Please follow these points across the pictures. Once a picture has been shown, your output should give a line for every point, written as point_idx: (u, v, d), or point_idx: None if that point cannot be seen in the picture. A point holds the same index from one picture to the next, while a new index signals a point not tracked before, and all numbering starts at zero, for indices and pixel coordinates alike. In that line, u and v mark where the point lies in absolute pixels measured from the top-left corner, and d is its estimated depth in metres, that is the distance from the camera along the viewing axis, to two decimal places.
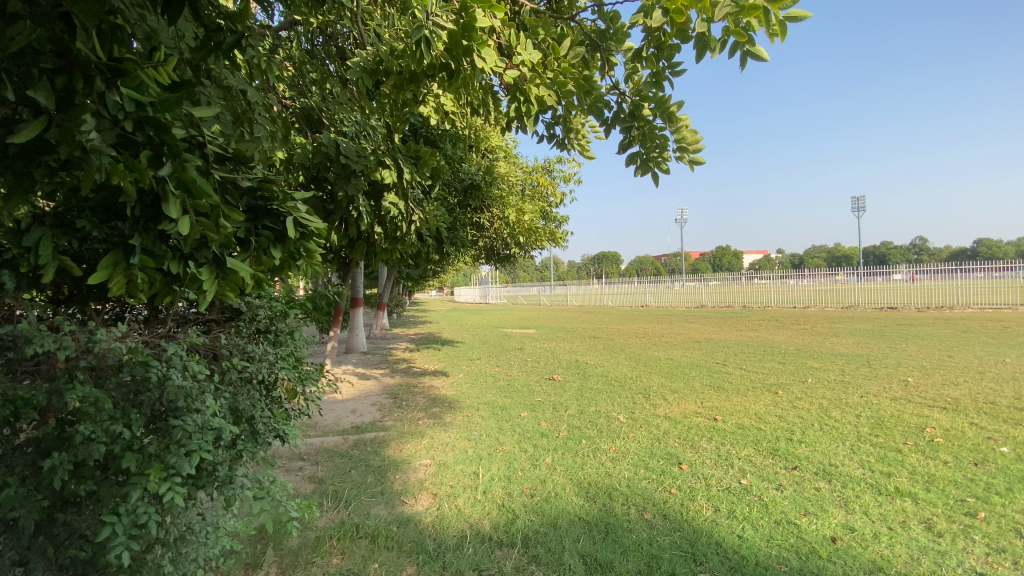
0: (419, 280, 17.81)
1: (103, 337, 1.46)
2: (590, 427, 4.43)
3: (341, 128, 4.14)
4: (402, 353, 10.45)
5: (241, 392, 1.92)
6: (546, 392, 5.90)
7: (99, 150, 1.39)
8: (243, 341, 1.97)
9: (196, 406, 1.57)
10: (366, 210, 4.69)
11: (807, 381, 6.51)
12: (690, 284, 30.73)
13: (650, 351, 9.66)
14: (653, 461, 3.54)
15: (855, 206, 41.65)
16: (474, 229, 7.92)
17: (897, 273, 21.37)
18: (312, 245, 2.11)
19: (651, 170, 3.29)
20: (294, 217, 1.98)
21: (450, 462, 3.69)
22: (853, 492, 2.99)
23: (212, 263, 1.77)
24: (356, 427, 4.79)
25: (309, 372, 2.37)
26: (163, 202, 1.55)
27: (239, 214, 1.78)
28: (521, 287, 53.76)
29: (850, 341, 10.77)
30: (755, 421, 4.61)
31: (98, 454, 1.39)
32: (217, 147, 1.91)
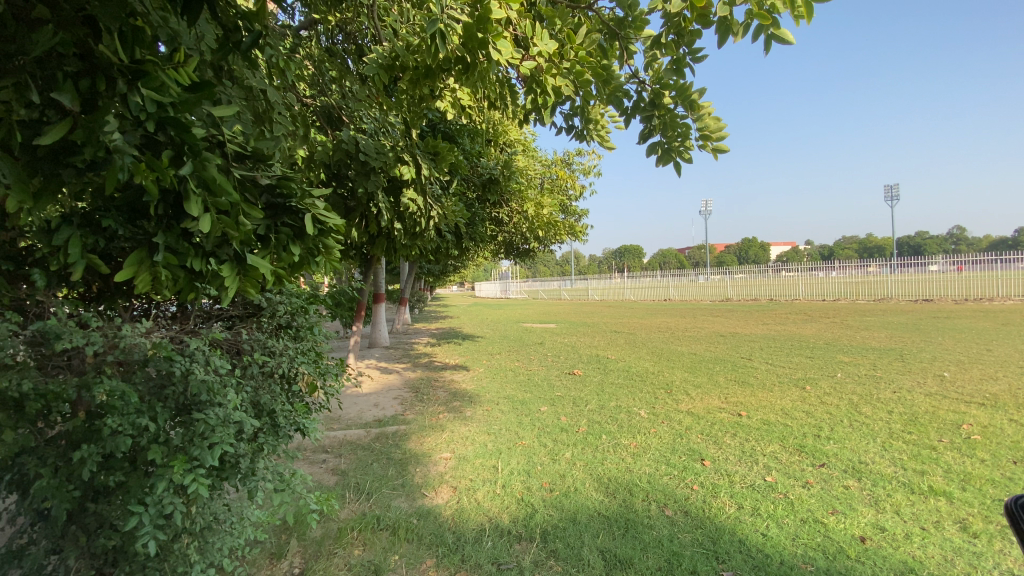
0: (440, 275, 17.98)
1: (129, 332, 1.51)
2: (611, 422, 4.39)
3: (360, 125, 4.19)
4: (424, 348, 10.55)
5: (263, 387, 1.95)
6: (566, 387, 5.87)
7: (122, 151, 1.43)
8: (264, 336, 2.00)
9: (218, 399, 1.59)
10: (385, 206, 4.74)
11: (836, 376, 6.31)
12: (714, 277, 30.15)
13: (672, 345, 9.53)
14: (675, 457, 3.49)
15: (887, 196, 40.17)
16: (493, 224, 7.92)
17: (934, 264, 20.56)
18: (329, 241, 2.15)
19: (672, 160, 3.23)
20: (312, 213, 2.01)
21: (470, 456, 3.71)
22: (883, 491, 2.89)
23: (233, 259, 1.82)
24: (378, 421, 4.85)
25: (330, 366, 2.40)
26: (184, 201, 1.59)
27: (258, 212, 1.82)
28: (542, 282, 53.68)
29: (883, 335, 10.42)
30: (781, 417, 4.50)
31: (125, 447, 1.43)
32: (237, 146, 1.94)
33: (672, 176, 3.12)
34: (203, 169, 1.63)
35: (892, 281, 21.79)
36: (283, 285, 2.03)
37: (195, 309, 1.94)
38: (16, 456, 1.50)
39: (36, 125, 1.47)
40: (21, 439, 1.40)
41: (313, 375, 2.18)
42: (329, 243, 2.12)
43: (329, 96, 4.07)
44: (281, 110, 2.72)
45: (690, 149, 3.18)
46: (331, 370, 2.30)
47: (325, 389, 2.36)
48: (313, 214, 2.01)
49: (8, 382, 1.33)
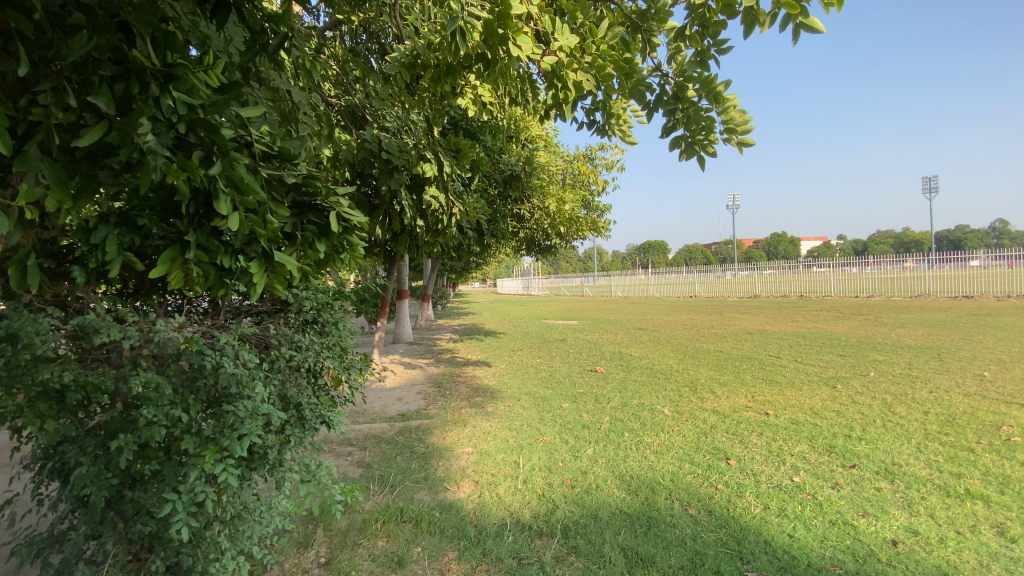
0: (463, 272, 18.08)
1: (163, 326, 1.57)
2: (634, 419, 4.36)
3: (384, 123, 4.28)
4: (447, 344, 10.64)
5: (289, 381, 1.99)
6: (589, 384, 5.84)
7: (155, 152, 1.49)
8: (290, 331, 2.04)
9: (247, 392, 1.64)
10: (408, 204, 4.80)
11: (868, 375, 6.12)
12: (741, 274, 29.52)
13: (697, 343, 9.37)
14: (699, 455, 3.45)
15: (925, 188, 38.61)
16: (515, 220, 7.93)
17: (975, 260, 19.70)
18: (354, 238, 2.19)
19: (696, 154, 3.18)
20: (336, 211, 2.06)
21: (491, 451, 3.73)
22: (918, 493, 2.79)
23: (261, 256, 1.88)
24: (402, 415, 4.92)
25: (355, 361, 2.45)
26: (214, 200, 1.66)
27: (285, 210, 1.87)
28: (565, 279, 53.46)
29: (919, 333, 10.02)
30: (810, 416, 4.39)
31: (159, 436, 1.49)
32: (264, 145, 1.99)
33: (695, 171, 3.08)
34: (233, 169, 1.69)
35: (929, 278, 20.97)
36: (308, 281, 2.09)
37: (225, 305, 2.00)
38: (59, 444, 1.58)
39: (76, 128, 1.54)
40: (63, 428, 1.47)
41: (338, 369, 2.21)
42: (354, 241, 2.16)
43: (354, 96, 4.16)
44: (306, 111, 2.78)
45: (715, 142, 3.13)
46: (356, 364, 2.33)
47: (350, 385, 2.39)
48: (337, 212, 2.06)
49: (51, 374, 1.41)
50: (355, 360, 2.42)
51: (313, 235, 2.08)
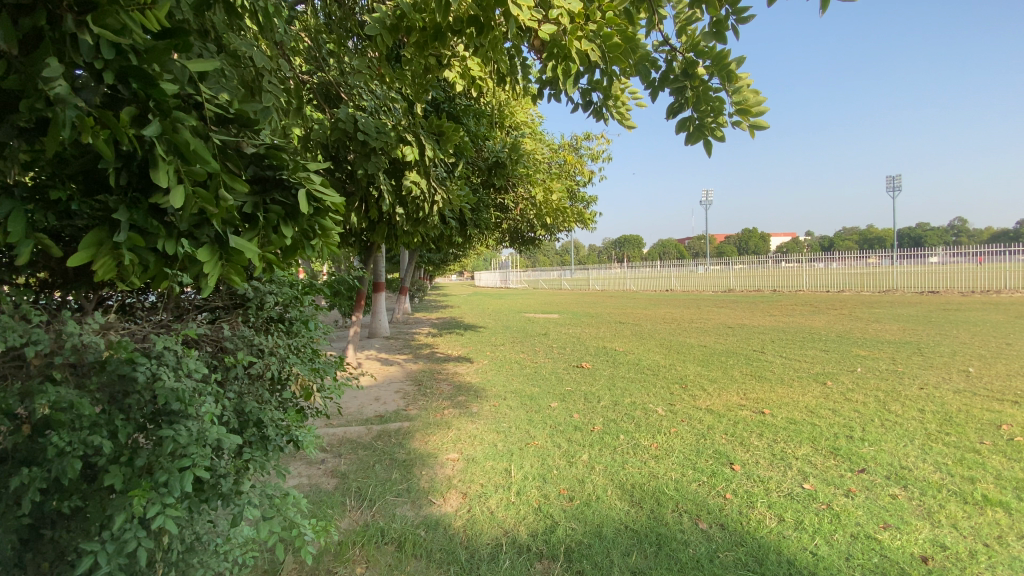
0: (440, 264, 17.69)
1: (79, 329, 1.22)
2: (627, 420, 4.14)
3: (359, 102, 4.00)
4: (426, 338, 10.30)
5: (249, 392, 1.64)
6: (576, 381, 5.62)
7: (66, 101, 1.17)
8: (250, 332, 1.69)
9: (192, 411, 1.29)
10: (386, 189, 4.53)
11: (855, 371, 6.07)
12: (717, 268, 29.91)
13: (681, 338, 9.26)
14: (701, 460, 3.25)
15: (890, 186, 39.84)
16: (498, 211, 7.63)
17: (937, 256, 20.36)
18: (327, 221, 1.86)
19: (704, 138, 2.99)
20: (306, 188, 1.73)
21: (478, 457, 3.45)
22: (935, 501, 2.64)
23: (214, 241, 1.57)
24: (380, 417, 4.60)
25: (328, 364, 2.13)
26: (151, 170, 1.35)
27: (242, 184, 1.55)
28: (542, 272, 53.38)
29: (895, 327, 10.15)
30: (807, 415, 4.25)
31: (73, 472, 1.15)
32: (217, 107, 1.65)
33: (700, 157, 2.88)
34: (176, 131, 1.38)
35: (897, 274, 21.55)
36: (273, 270, 1.79)
37: (171, 301, 1.66)
38: None
39: None
40: None
41: (308, 378, 1.88)
42: (330, 226, 1.83)
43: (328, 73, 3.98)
44: (271, 78, 2.45)
45: (723, 125, 2.93)
46: (330, 371, 2.00)
47: (324, 393, 2.06)
48: (308, 190, 1.74)
49: None
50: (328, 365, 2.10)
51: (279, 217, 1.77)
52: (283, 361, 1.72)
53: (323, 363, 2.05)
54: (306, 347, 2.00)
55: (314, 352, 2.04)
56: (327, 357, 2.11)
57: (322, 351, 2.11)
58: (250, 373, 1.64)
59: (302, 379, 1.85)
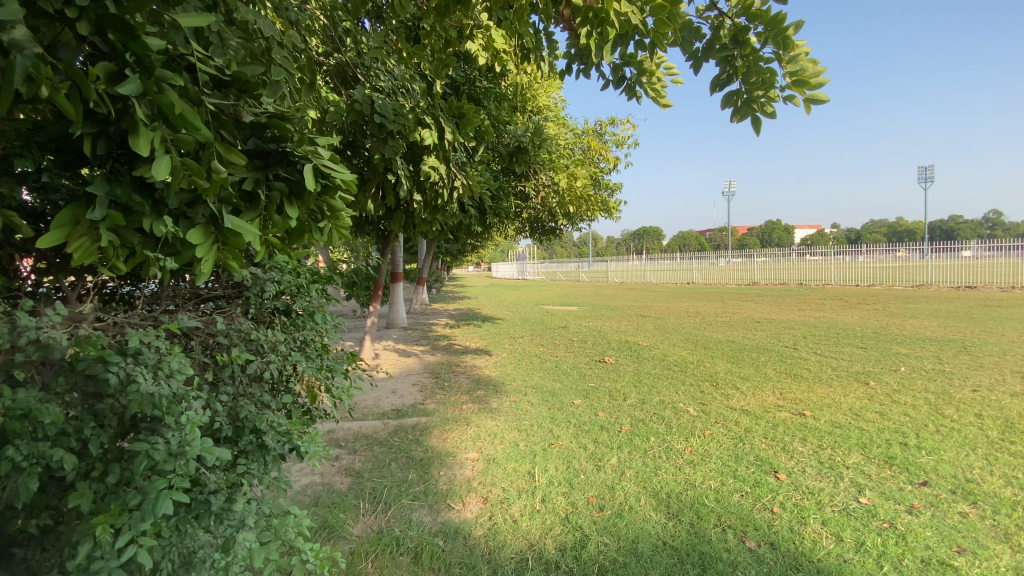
0: (458, 255, 17.54)
1: (39, 320, 1.01)
2: (657, 420, 3.90)
3: (377, 83, 4.02)
4: (444, 329, 10.16)
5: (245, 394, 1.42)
6: (600, 377, 5.37)
7: (23, 48, 0.96)
8: (248, 324, 1.47)
9: (174, 421, 1.07)
10: (404, 174, 4.36)
11: (898, 370, 5.71)
12: (740, 261, 29.19)
13: (706, 332, 8.93)
14: (741, 468, 2.99)
15: (922, 177, 38.33)
16: (519, 199, 7.40)
17: (969, 249, 19.59)
18: (336, 201, 1.68)
19: (752, 115, 2.73)
20: (314, 162, 1.56)
21: (499, 458, 3.25)
22: (1014, 522, 2.35)
23: (209, 222, 1.42)
24: (396, 411, 4.44)
25: (337, 358, 1.94)
26: (131, 137, 1.17)
27: (238, 156, 1.36)
28: (559, 264, 52.95)
29: (933, 323, 9.65)
30: (852, 418, 3.95)
31: (29, 493, 0.95)
32: (213, 68, 1.45)
33: (748, 136, 2.62)
34: (161, 91, 1.19)
35: (931, 268, 20.68)
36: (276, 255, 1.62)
37: (163, 290, 1.48)
38: None
39: None
40: None
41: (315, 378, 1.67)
42: (340, 207, 1.66)
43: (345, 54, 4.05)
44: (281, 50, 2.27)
45: (774, 99, 2.67)
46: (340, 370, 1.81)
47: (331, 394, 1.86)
48: (316, 165, 1.57)
49: None
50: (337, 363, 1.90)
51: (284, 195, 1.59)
52: (288, 361, 1.51)
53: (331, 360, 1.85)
54: (314, 343, 1.80)
55: (323, 347, 1.84)
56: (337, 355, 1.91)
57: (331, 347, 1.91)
58: (251, 374, 1.42)
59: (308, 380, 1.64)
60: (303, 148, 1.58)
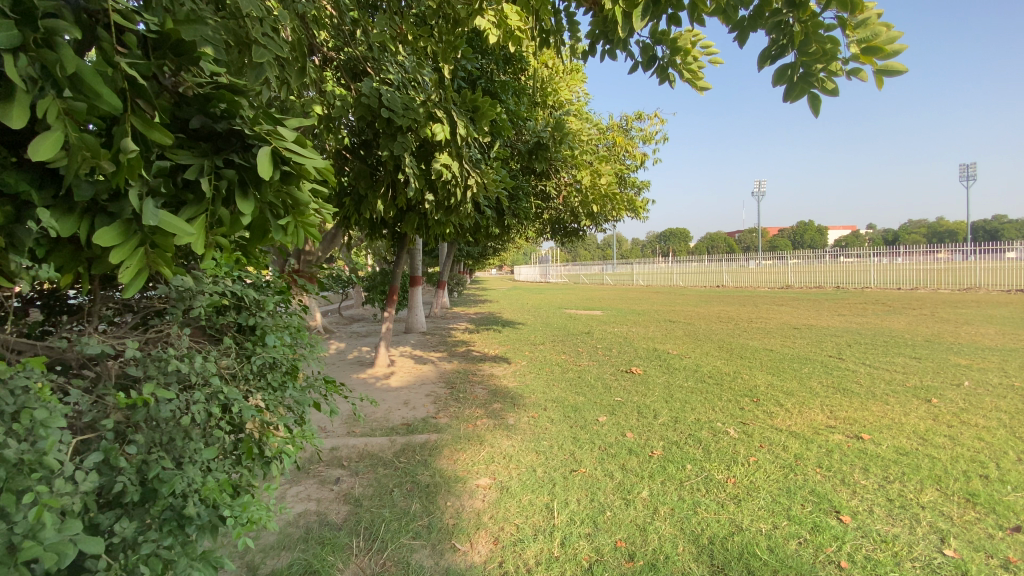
0: (478, 258, 17.27)
1: None
2: (692, 443, 3.48)
3: (386, 76, 3.84)
4: (462, 335, 9.84)
5: (177, 442, 1.09)
6: (626, 390, 4.96)
7: None
8: (167, 351, 1.12)
9: (24, 497, 0.78)
10: (413, 172, 4.07)
11: (962, 385, 5.11)
12: (771, 263, 28.12)
13: (740, 340, 8.36)
14: (794, 505, 2.57)
15: (965, 175, 36.43)
16: (540, 199, 7.06)
17: (1019, 250, 18.43)
18: (302, 192, 1.37)
19: (806, 93, 2.35)
20: (273, 145, 1.27)
21: (513, 486, 2.88)
22: None
23: (127, 223, 1.14)
24: (406, 425, 4.14)
25: (309, 386, 1.59)
26: (2, 108, 0.94)
27: (161, 133, 1.10)
28: (583, 267, 52.25)
29: (992, 331, 8.84)
30: (920, 444, 3.45)
31: None
32: (141, 27, 1.19)
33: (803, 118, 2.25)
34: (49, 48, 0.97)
35: (980, 269, 19.40)
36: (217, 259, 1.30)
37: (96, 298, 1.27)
38: None
39: None
40: None
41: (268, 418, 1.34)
42: (310, 201, 1.37)
43: (355, 48, 3.94)
44: (264, 28, 2.02)
45: (836, 73, 2.30)
46: (306, 403, 1.48)
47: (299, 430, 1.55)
48: (277, 147, 1.28)
49: None
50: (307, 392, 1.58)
51: (238, 185, 1.31)
52: (231, 396, 1.16)
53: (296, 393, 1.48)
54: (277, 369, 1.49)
55: (290, 373, 1.52)
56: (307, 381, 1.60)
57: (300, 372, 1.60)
58: (179, 416, 1.08)
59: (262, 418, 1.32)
60: (261, 127, 1.30)
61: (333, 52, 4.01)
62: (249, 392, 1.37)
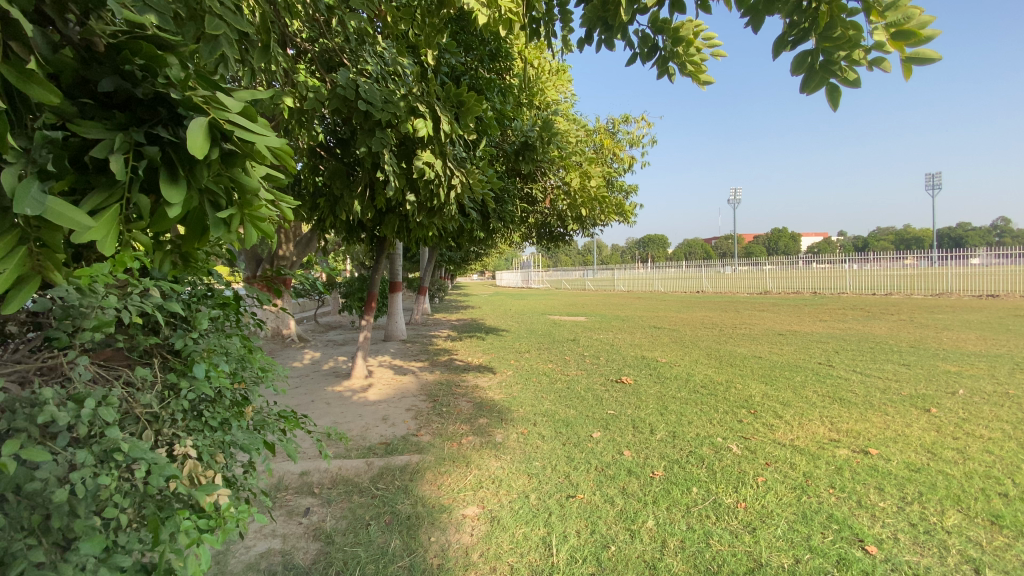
0: (459, 264, 16.92)
1: None
2: (694, 460, 3.25)
3: (364, 67, 3.60)
4: (444, 343, 9.50)
5: (57, 520, 0.86)
6: (618, 402, 4.71)
7: None
8: (49, 400, 0.88)
9: None
10: (393, 170, 3.77)
11: (957, 393, 5.02)
12: (749, 269, 28.45)
13: (728, 347, 8.22)
14: (813, 533, 2.35)
15: (930, 184, 37.67)
16: (525, 202, 6.83)
17: (979, 257, 19.14)
18: (251, 178, 1.09)
19: (824, 84, 2.13)
20: (209, 117, 1.00)
21: (505, 516, 2.60)
22: None
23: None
24: (384, 444, 3.82)
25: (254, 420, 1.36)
26: None
27: (44, 90, 0.88)
28: (564, 273, 52.22)
29: (973, 337, 8.91)
30: (930, 459, 3.29)
31: None
32: None
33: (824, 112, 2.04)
34: None
35: (951, 275, 19.88)
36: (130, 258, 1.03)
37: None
38: None
39: None
40: None
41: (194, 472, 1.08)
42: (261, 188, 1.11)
43: (331, 39, 3.70)
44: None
45: (859, 62, 2.06)
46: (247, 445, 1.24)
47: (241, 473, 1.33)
48: (215, 118, 1.02)
49: None
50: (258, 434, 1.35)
51: (164, 166, 1.04)
52: (135, 455, 0.94)
53: (235, 432, 1.24)
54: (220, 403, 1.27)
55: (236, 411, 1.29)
56: (259, 420, 1.37)
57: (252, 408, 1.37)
58: (57, 487, 0.85)
59: (186, 470, 1.07)
60: (194, 92, 1.03)
61: (308, 40, 3.73)
62: (173, 435, 1.13)
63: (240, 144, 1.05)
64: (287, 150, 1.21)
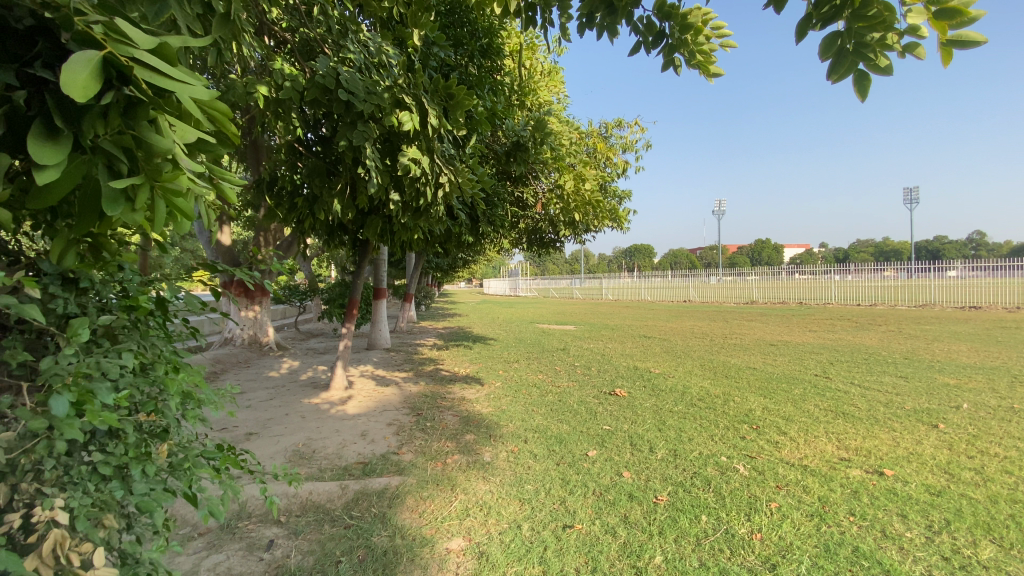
0: (446, 271, 16.60)
1: None
2: (699, 483, 3.00)
3: (346, 55, 3.36)
4: (430, 352, 9.16)
5: None
6: (613, 416, 4.46)
7: None
8: None
9: None
10: (376, 166, 3.48)
11: (960, 407, 4.86)
12: (734, 279, 28.57)
13: (721, 358, 8.02)
14: (840, 571, 2.10)
15: (909, 197, 38.49)
16: (516, 206, 6.59)
17: (954, 270, 19.48)
18: (164, 143, 0.80)
19: (853, 72, 1.92)
20: (104, 53, 0.73)
21: (494, 551, 2.31)
22: None
23: None
24: (362, 464, 3.51)
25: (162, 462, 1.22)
26: None
27: None
28: (551, 281, 52.07)
29: (963, 349, 8.84)
30: (948, 481, 3.08)
31: None
32: None
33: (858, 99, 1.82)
34: None
35: (934, 287, 20.07)
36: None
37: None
38: None
39: None
40: None
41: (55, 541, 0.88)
42: (183, 157, 0.84)
43: (312, 28, 3.48)
44: None
45: (893, 47, 1.87)
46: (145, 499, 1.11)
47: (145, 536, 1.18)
48: (113, 55, 0.74)
49: None
50: (174, 476, 1.24)
51: (41, 119, 0.77)
52: None
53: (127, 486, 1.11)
54: (124, 441, 1.13)
55: (142, 454, 1.16)
56: (177, 460, 1.25)
57: (173, 443, 1.26)
58: None
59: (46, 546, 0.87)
60: (85, 20, 0.76)
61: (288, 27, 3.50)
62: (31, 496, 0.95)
63: (150, 93, 0.78)
64: (224, 110, 0.94)
